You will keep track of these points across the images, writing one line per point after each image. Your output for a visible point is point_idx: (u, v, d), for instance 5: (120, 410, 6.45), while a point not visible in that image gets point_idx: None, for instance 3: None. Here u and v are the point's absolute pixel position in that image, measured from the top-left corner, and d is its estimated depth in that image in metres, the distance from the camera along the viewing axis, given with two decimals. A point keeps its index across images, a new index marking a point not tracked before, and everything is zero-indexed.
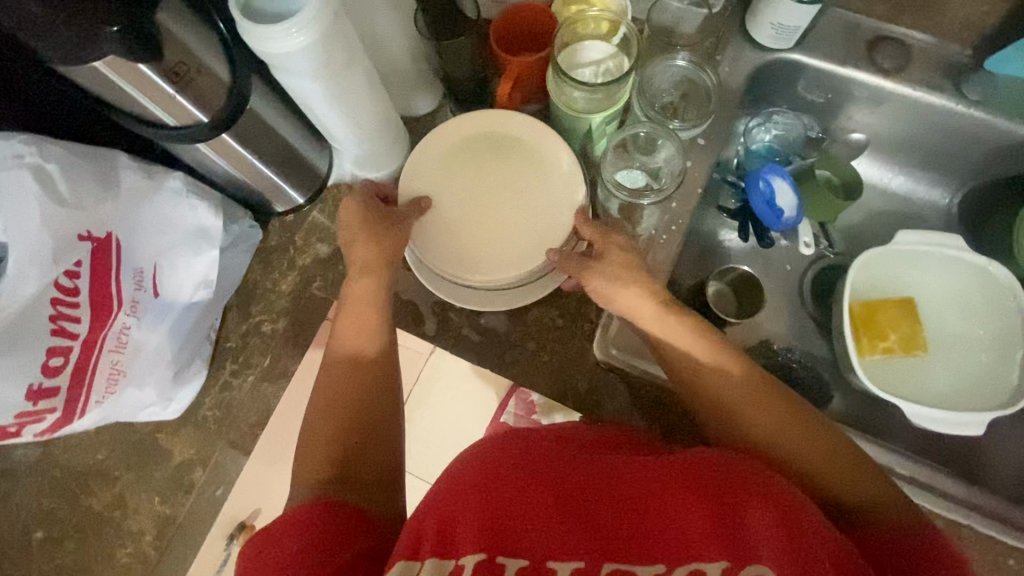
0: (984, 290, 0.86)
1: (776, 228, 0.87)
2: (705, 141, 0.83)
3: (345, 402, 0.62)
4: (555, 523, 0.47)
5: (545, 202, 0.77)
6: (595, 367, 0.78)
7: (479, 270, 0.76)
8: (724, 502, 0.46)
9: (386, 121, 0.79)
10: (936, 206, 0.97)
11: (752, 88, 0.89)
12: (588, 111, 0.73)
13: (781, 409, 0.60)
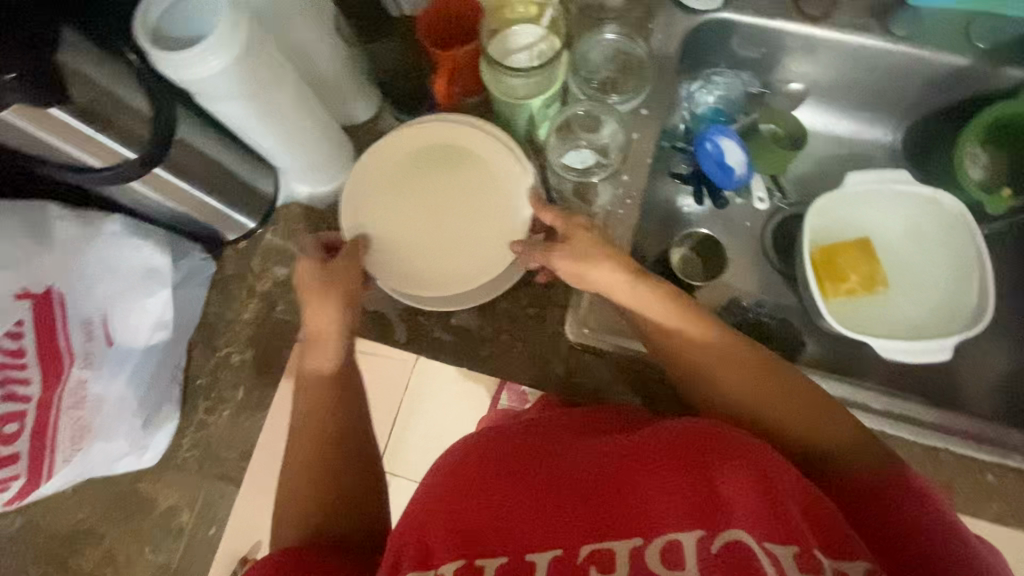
0: (934, 219, 0.89)
1: (730, 187, 0.89)
2: (647, 111, 0.83)
3: (311, 433, 0.62)
4: (532, 516, 0.48)
5: (495, 202, 0.77)
6: (571, 351, 0.77)
7: (440, 282, 0.76)
8: (694, 468, 0.47)
9: (325, 134, 0.78)
10: (880, 144, 0.99)
11: (689, 52, 0.90)
12: (528, 95, 0.72)
13: (749, 368, 0.61)
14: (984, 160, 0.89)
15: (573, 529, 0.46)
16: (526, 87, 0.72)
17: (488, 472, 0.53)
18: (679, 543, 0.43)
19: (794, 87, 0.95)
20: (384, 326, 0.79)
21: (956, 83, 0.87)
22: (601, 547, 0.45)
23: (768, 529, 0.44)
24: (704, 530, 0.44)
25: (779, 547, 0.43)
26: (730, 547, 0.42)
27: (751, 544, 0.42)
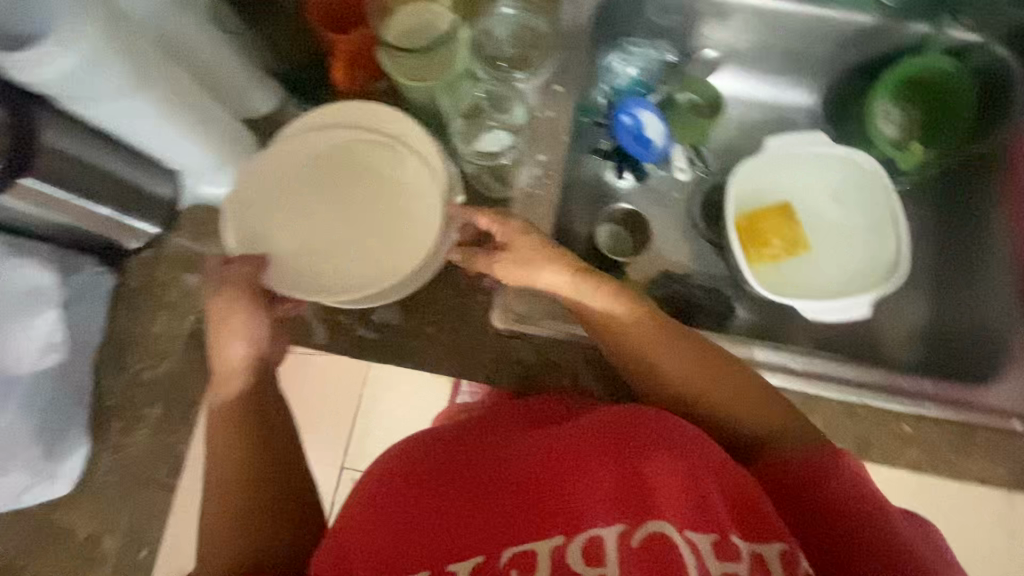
0: (852, 178, 0.90)
1: (649, 159, 0.88)
2: (559, 87, 0.78)
3: (229, 457, 0.56)
4: (452, 525, 0.45)
5: (410, 193, 0.74)
6: (499, 338, 0.75)
7: (353, 282, 0.71)
8: (617, 460, 0.46)
9: (222, 128, 0.73)
10: (800, 107, 0.99)
11: (603, 23, 0.88)
12: (426, 77, 0.69)
13: (683, 348, 0.60)
14: (895, 119, 0.91)
15: (495, 533, 0.44)
16: (424, 64, 0.69)
17: (411, 481, 0.51)
18: (600, 539, 0.42)
19: (708, 54, 0.95)
20: (304, 328, 0.75)
21: (863, 42, 0.89)
22: (522, 549, 0.43)
23: (690, 518, 0.43)
24: (626, 523, 0.43)
25: (698, 537, 0.43)
26: (650, 540, 0.42)
27: (670, 534, 0.42)
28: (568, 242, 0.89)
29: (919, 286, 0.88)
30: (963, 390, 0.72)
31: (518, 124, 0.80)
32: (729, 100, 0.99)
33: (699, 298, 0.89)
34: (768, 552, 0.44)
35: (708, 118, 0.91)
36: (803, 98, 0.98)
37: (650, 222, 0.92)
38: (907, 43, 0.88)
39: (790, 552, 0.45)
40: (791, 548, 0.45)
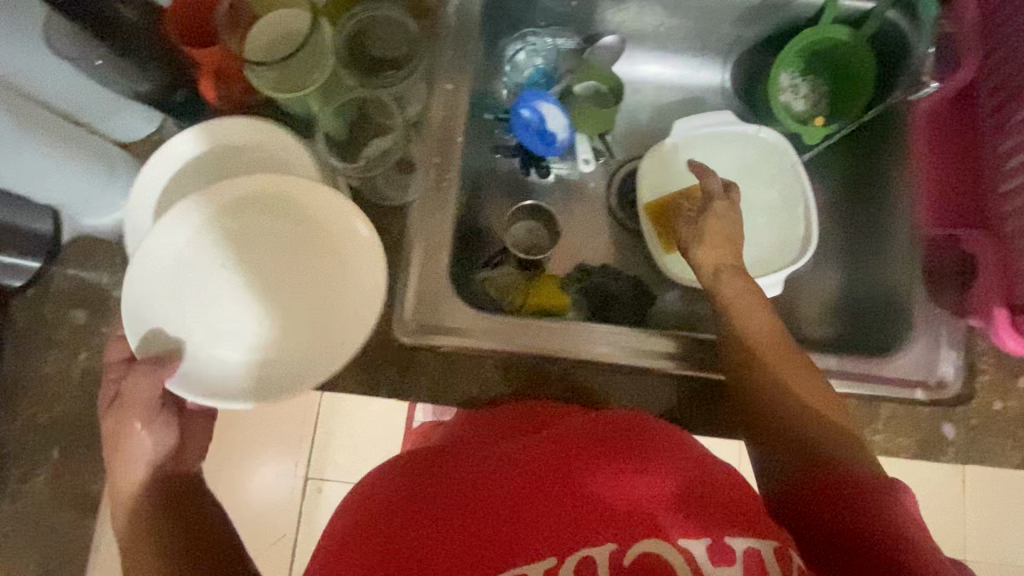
0: (758, 154, 0.91)
1: (553, 154, 0.87)
2: (452, 86, 0.78)
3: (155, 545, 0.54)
4: (439, 544, 0.42)
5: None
6: (400, 351, 0.73)
7: (292, 379, 0.65)
8: (607, 476, 0.44)
9: (72, 147, 0.67)
10: (712, 86, 0.98)
11: (498, 16, 0.86)
12: (289, 90, 0.67)
13: (760, 333, 0.65)
14: (803, 90, 0.92)
15: (481, 561, 0.41)
16: (297, 71, 0.67)
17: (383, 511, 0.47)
18: (593, 560, 0.40)
19: (605, 48, 0.90)
20: None
21: (762, 16, 0.89)
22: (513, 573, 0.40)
23: (687, 528, 0.42)
24: (617, 542, 0.41)
25: (695, 545, 0.41)
26: (645, 558, 0.40)
27: (670, 551, 0.41)
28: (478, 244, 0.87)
29: (832, 260, 0.88)
30: (870, 365, 0.73)
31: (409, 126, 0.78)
32: (635, 84, 0.98)
33: (614, 290, 0.88)
34: (762, 548, 0.43)
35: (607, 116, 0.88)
36: (713, 80, 0.98)
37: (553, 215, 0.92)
38: (807, 14, 0.87)
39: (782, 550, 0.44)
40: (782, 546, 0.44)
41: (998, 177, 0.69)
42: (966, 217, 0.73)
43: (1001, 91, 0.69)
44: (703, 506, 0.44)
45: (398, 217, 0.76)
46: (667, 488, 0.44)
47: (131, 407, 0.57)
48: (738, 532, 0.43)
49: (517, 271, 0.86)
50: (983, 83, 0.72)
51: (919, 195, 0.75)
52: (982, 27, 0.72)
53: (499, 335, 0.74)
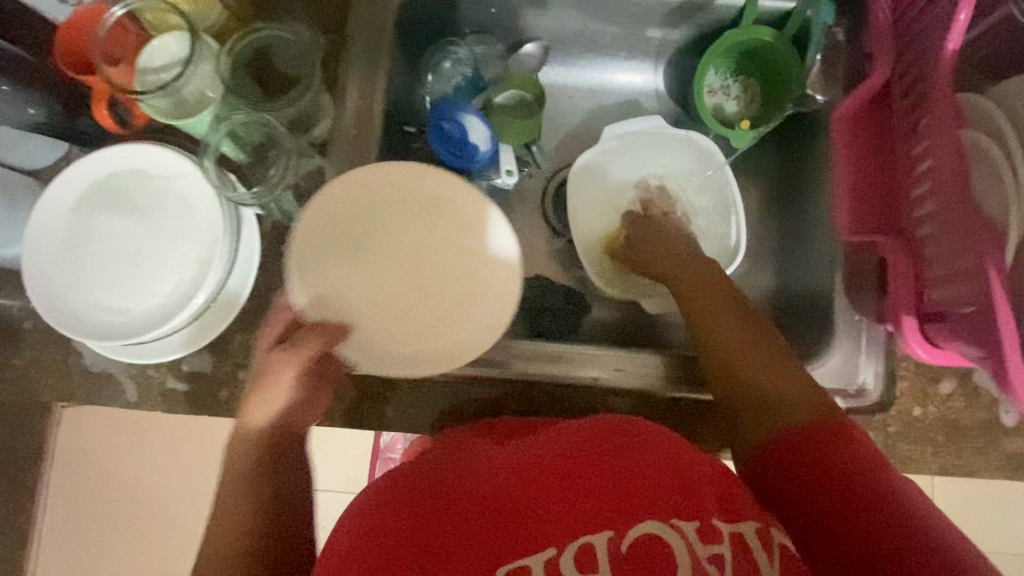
0: (687, 157, 0.89)
1: (477, 167, 0.84)
2: (361, 97, 0.76)
3: (226, 531, 0.56)
4: (443, 543, 0.43)
5: (182, 262, 0.69)
6: None
7: (414, 362, 0.65)
8: (597, 469, 0.45)
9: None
10: (646, 91, 0.96)
11: (413, 28, 0.85)
12: (181, 117, 0.67)
13: (719, 305, 0.70)
14: (735, 91, 0.90)
15: (485, 556, 0.42)
16: (194, 94, 0.68)
17: (384, 522, 0.46)
18: (593, 546, 0.41)
19: (528, 57, 0.89)
20: (114, 387, 0.73)
21: (686, 16, 0.86)
22: (515, 566, 0.41)
23: (677, 511, 0.43)
24: (614, 529, 0.42)
25: (685, 525, 0.42)
26: (645, 541, 0.41)
27: (665, 534, 0.42)
28: None
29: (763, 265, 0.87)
30: None
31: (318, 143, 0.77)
32: (567, 90, 0.96)
33: (551, 302, 0.86)
34: (745, 532, 0.44)
35: (530, 124, 0.87)
36: (646, 83, 0.95)
37: None
38: (729, 15, 0.85)
39: (765, 530, 0.45)
40: (766, 527, 0.45)
41: (911, 181, 0.67)
42: (883, 222, 0.71)
43: (912, 92, 0.67)
44: (698, 493, 0.45)
45: None
46: (661, 476, 0.45)
47: (274, 384, 0.62)
48: (726, 517, 0.44)
49: None
50: (899, 84, 0.70)
51: (837, 201, 0.72)
52: (895, 26, 0.70)
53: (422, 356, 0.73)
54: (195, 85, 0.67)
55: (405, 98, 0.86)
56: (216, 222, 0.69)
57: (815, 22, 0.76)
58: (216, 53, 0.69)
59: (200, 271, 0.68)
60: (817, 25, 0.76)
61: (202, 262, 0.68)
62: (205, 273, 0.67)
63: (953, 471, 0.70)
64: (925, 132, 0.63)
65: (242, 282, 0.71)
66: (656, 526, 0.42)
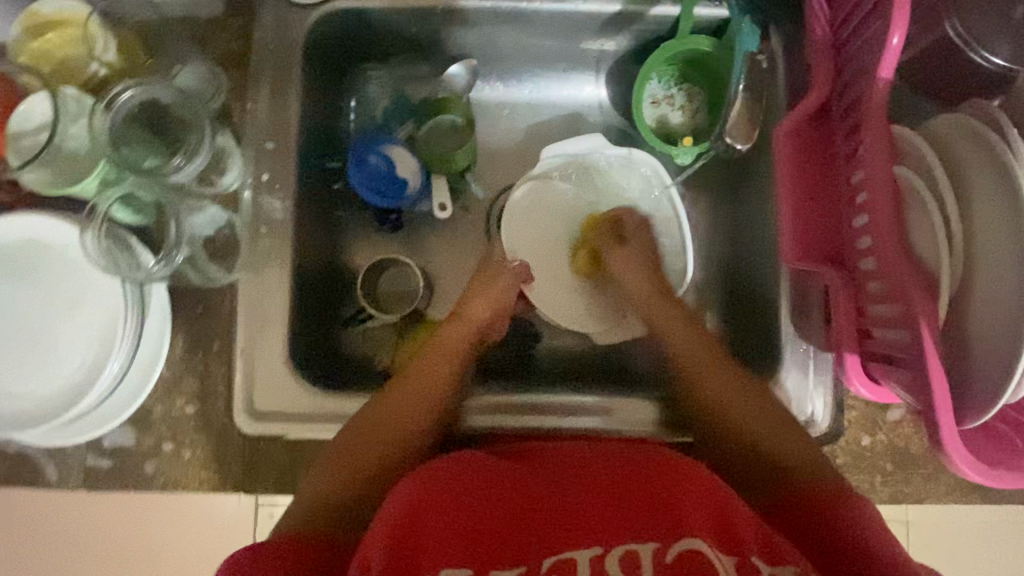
0: (629, 180, 0.84)
1: (404, 202, 0.80)
2: (274, 144, 0.72)
3: (389, 430, 0.64)
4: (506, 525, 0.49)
5: (82, 341, 0.64)
6: (245, 442, 0.70)
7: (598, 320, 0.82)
8: (658, 497, 0.49)
9: None
10: (590, 103, 0.89)
11: (326, 57, 0.78)
12: (62, 185, 0.62)
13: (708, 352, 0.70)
14: (680, 101, 0.85)
15: (544, 540, 0.47)
16: (71, 151, 0.62)
17: (460, 490, 0.52)
18: (638, 554, 0.44)
19: (454, 78, 0.83)
20: (32, 469, 0.69)
21: (622, 26, 0.79)
22: (563, 558, 0.45)
23: (721, 544, 0.45)
24: (658, 542, 0.45)
25: (724, 556, 0.44)
26: (687, 554, 0.44)
27: (708, 551, 0.44)
28: (334, 306, 0.82)
29: (714, 286, 0.84)
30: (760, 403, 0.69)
31: (230, 195, 0.72)
32: (502, 107, 0.89)
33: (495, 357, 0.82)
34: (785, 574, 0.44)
35: (462, 151, 0.81)
36: (589, 94, 0.89)
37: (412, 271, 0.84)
38: (665, 25, 0.79)
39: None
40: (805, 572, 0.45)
41: (852, 210, 0.64)
42: (826, 251, 0.67)
43: (851, 113, 0.63)
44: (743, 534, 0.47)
45: (227, 299, 0.71)
46: (708, 505, 0.49)
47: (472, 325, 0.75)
48: (769, 559, 0.45)
49: (391, 326, 0.82)
50: (839, 101, 0.66)
51: (783, 230, 0.68)
52: (833, 43, 0.65)
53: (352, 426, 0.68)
54: (75, 141, 0.62)
55: (326, 132, 0.80)
56: (113, 302, 0.64)
57: (737, 54, 0.72)
58: (92, 111, 0.60)
59: (99, 355, 0.64)
60: (740, 56, 0.71)
61: (101, 345, 0.64)
62: (105, 360, 0.64)
63: (902, 498, 0.69)
64: (862, 162, 0.60)
65: (151, 362, 0.68)
66: (702, 545, 0.45)
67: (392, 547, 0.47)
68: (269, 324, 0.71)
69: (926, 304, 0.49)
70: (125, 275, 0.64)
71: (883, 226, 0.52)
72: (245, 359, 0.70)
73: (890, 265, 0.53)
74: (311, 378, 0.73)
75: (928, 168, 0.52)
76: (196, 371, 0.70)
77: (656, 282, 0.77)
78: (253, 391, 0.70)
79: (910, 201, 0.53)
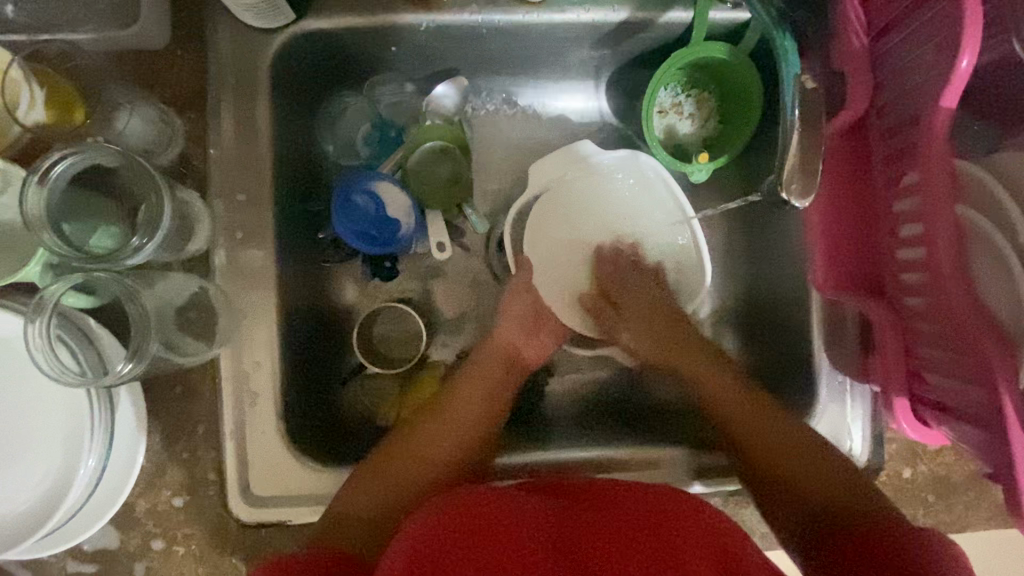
0: (643, 193, 0.74)
1: (395, 245, 0.71)
2: (245, 196, 0.64)
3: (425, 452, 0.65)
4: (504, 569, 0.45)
5: (45, 443, 0.56)
6: (244, 530, 0.63)
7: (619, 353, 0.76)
8: (654, 525, 0.48)
9: None
10: (591, 114, 0.79)
11: (297, 86, 0.68)
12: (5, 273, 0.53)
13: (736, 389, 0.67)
14: (689, 108, 0.76)
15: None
16: (4, 227, 0.54)
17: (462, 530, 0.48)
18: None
19: (442, 99, 0.73)
20: None
21: (627, 33, 0.71)
22: None
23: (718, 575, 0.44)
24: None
25: None
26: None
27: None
28: (326, 360, 0.72)
29: (734, 314, 0.75)
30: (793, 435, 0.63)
31: (199, 258, 0.64)
32: (494, 122, 0.78)
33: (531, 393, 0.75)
34: None
35: (454, 185, 0.73)
36: (589, 104, 0.79)
37: (403, 308, 0.73)
38: (676, 30, 0.70)
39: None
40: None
41: (893, 242, 0.59)
42: (862, 283, 0.63)
43: (896, 136, 0.57)
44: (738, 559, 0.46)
45: (209, 374, 0.64)
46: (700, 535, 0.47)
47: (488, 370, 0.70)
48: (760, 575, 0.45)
49: (393, 376, 0.73)
50: (878, 119, 0.60)
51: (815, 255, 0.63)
52: (869, 57, 0.58)
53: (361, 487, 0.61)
54: (7, 212, 0.54)
55: (301, 171, 0.70)
56: (78, 399, 0.56)
57: (785, 80, 0.60)
58: (23, 186, 0.49)
59: (67, 461, 0.56)
60: (788, 81, 0.59)
61: (68, 448, 0.56)
62: (73, 467, 0.56)
63: (946, 529, 0.66)
64: (913, 190, 0.54)
65: (129, 458, 0.59)
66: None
67: None
68: (259, 400, 0.64)
69: (1004, 364, 0.46)
70: (87, 379, 0.52)
71: (949, 270, 0.48)
72: (235, 440, 0.63)
73: (955, 312, 0.48)
74: (307, 450, 0.66)
75: (1005, 216, 0.48)
76: (182, 457, 0.63)
77: (659, 318, 0.74)
78: (248, 474, 0.63)
79: (974, 243, 0.49)
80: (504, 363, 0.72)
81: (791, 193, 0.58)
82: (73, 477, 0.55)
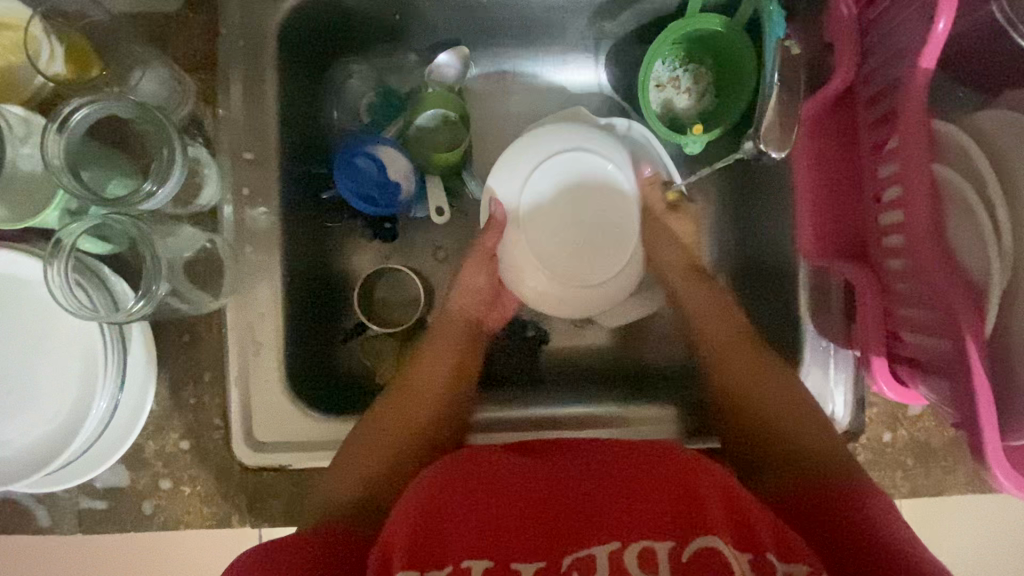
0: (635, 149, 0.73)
1: (394, 207, 0.72)
2: (252, 155, 0.67)
3: (408, 418, 0.66)
4: (523, 530, 0.46)
5: (61, 382, 0.60)
6: (245, 474, 0.66)
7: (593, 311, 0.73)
8: (673, 485, 0.47)
9: None
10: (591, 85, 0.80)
11: (306, 49, 0.70)
12: (24, 216, 0.57)
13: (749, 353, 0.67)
14: (685, 83, 0.77)
15: (554, 545, 0.45)
16: (24, 176, 0.57)
17: (480, 485, 0.50)
18: (654, 552, 0.42)
19: (444, 68, 0.75)
20: (21, 515, 0.65)
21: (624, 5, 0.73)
22: (583, 554, 0.43)
23: (735, 542, 0.43)
24: (676, 540, 0.43)
25: (738, 554, 0.42)
26: (704, 553, 0.41)
27: (725, 548, 0.42)
28: (327, 318, 0.74)
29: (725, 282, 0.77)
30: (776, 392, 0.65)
31: (206, 214, 0.67)
32: (496, 95, 0.79)
33: (498, 365, 0.77)
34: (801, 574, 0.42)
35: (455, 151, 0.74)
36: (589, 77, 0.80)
37: (390, 274, 0.76)
38: None
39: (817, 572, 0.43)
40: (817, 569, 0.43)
41: (878, 208, 0.60)
42: (848, 248, 0.64)
43: (880, 102, 0.59)
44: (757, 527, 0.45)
45: (214, 325, 0.67)
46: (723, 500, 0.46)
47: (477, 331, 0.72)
48: (781, 553, 0.43)
49: (392, 336, 0.75)
50: (864, 87, 0.62)
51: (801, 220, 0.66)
52: (857, 26, 0.60)
53: (363, 444, 0.63)
54: (28, 163, 0.56)
55: (306, 133, 0.72)
56: (94, 342, 0.59)
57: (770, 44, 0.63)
58: (43, 133, 0.53)
59: (82, 400, 0.59)
60: (771, 49, 0.63)
61: (83, 388, 0.59)
62: (87, 405, 0.59)
63: (925, 492, 0.68)
64: (893, 155, 0.56)
65: (140, 398, 0.63)
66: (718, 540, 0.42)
67: (413, 537, 0.46)
68: (262, 350, 0.67)
69: (971, 314, 0.48)
70: (101, 314, 0.56)
71: (925, 231, 0.50)
72: (239, 387, 0.66)
73: (928, 271, 0.50)
74: (311, 402, 0.69)
75: (977, 173, 0.50)
76: (189, 401, 0.66)
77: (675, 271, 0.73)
78: (252, 420, 0.66)
79: (949, 201, 0.51)
80: (469, 331, 0.73)
81: (769, 145, 0.64)
82: (86, 416, 0.58)
